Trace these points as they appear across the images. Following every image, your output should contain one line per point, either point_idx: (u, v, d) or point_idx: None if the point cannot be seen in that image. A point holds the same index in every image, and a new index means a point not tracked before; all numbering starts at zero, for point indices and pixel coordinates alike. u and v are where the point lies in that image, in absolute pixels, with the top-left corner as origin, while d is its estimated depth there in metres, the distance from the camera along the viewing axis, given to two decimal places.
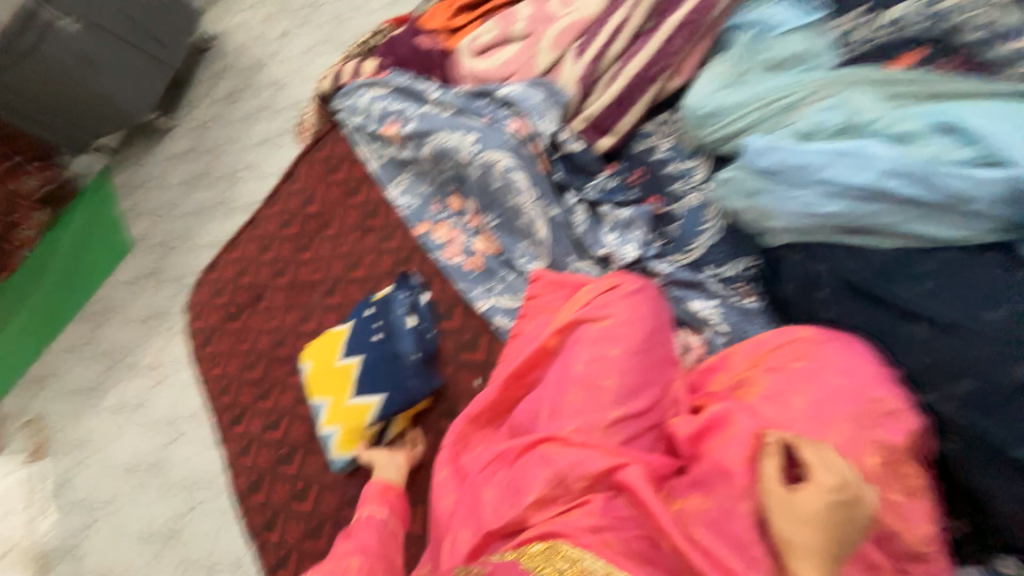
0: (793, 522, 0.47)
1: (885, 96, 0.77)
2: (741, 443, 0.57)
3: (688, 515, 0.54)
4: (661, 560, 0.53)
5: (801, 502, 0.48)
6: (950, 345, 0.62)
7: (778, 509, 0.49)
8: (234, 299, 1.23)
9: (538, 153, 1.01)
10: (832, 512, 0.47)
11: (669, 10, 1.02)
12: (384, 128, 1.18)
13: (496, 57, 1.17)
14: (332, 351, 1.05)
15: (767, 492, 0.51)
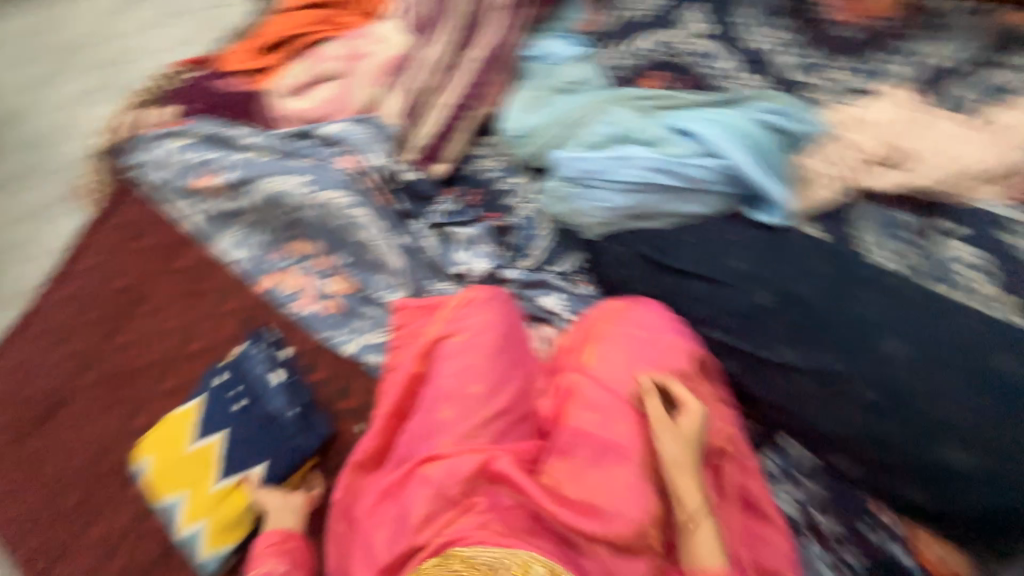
0: (678, 443, 0.63)
1: (641, 109, 0.97)
2: (588, 409, 0.69)
3: (558, 483, 0.64)
4: (542, 528, 0.60)
5: (686, 426, 0.64)
6: (720, 295, 0.77)
7: (668, 435, 0.64)
8: (24, 413, 0.98)
9: (375, 187, 1.04)
10: (699, 428, 0.65)
11: (471, 44, 1.14)
12: (198, 180, 1.09)
13: (314, 96, 1.16)
14: (178, 436, 0.89)
15: (661, 426, 0.64)
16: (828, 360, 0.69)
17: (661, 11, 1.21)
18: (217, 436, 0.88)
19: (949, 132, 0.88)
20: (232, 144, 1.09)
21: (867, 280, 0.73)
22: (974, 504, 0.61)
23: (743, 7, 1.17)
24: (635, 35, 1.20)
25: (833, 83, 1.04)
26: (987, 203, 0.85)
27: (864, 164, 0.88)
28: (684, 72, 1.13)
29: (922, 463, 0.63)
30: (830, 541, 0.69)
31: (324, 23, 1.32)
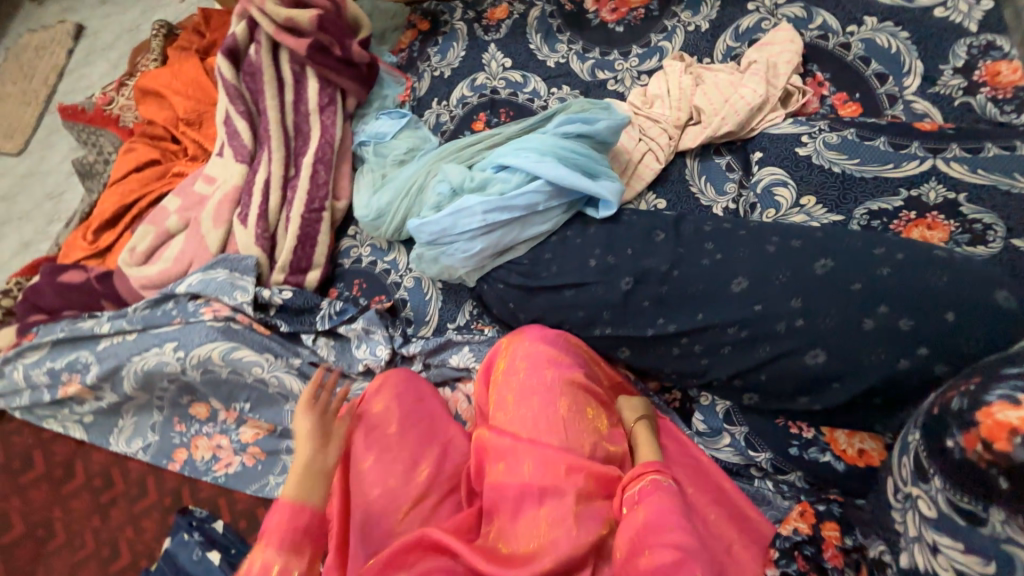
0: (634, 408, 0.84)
1: (465, 159, 1.03)
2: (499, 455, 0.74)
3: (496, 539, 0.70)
4: None
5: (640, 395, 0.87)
6: (589, 293, 0.84)
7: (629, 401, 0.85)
8: None
9: (251, 321, 1.01)
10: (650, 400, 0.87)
11: (301, 152, 1.18)
12: (65, 388, 1.01)
13: (165, 254, 1.15)
14: None
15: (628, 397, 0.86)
16: (693, 315, 0.75)
17: (463, 60, 1.31)
18: None
19: (724, 80, 1.06)
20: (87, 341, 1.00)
21: (698, 236, 0.81)
22: (843, 397, 0.64)
23: (529, 33, 1.29)
24: (449, 89, 1.30)
25: (625, 73, 1.18)
26: (775, 123, 1.00)
27: (677, 127, 1.06)
28: (503, 107, 1.24)
29: (788, 372, 0.68)
30: (768, 471, 0.77)
31: (156, 180, 1.31)
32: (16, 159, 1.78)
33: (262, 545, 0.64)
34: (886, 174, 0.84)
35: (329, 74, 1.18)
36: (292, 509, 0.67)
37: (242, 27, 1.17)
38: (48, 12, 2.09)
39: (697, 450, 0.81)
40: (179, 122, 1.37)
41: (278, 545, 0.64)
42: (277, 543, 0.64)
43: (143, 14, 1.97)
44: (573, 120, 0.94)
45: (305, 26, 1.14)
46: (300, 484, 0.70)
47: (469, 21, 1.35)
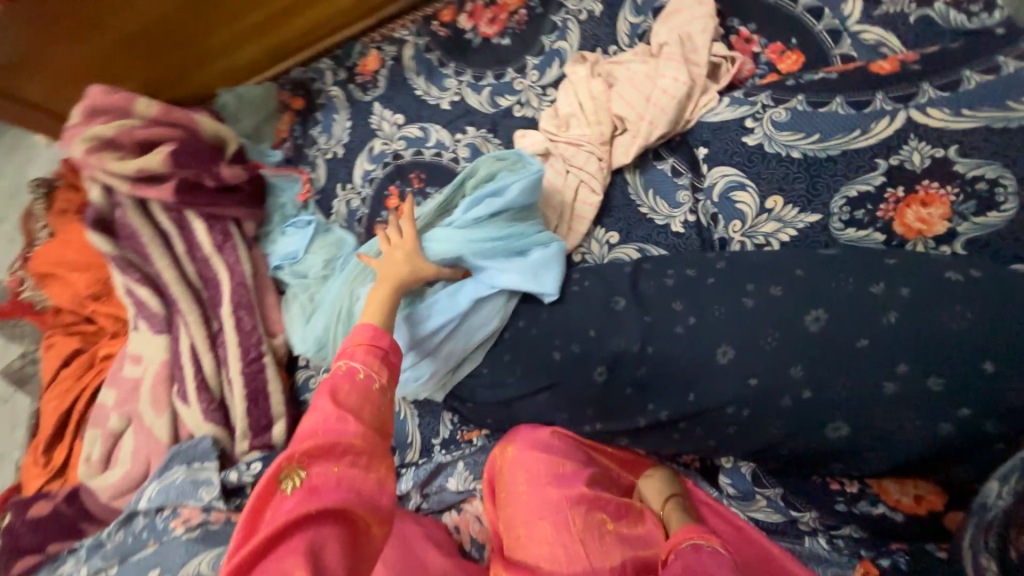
0: (657, 490, 0.76)
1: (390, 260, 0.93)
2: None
3: None
4: None
5: (664, 470, 0.79)
6: (565, 392, 0.74)
7: (651, 482, 0.77)
8: None
9: (228, 514, 0.91)
10: (674, 472, 0.78)
11: (217, 302, 1.06)
12: None
13: (121, 457, 1.06)
14: None
15: (652, 474, 0.78)
16: (683, 397, 0.65)
17: (352, 132, 1.16)
18: None
19: (640, 72, 0.89)
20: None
21: (661, 296, 0.69)
22: (882, 462, 0.55)
23: (411, 77, 1.12)
24: (349, 168, 1.15)
25: (528, 92, 1.03)
26: (713, 108, 0.84)
27: (605, 144, 0.91)
28: (412, 171, 1.10)
29: (807, 446, 0.58)
30: (817, 529, 0.68)
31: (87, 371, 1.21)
32: None
33: (346, 357, 0.63)
34: (853, 146, 0.70)
35: (212, 211, 1.04)
36: (373, 330, 0.65)
37: (97, 193, 1.02)
38: None
39: (733, 516, 0.72)
40: (85, 300, 1.24)
41: (362, 358, 0.63)
42: (362, 357, 0.63)
43: (19, 172, 1.81)
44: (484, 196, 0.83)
45: (161, 170, 0.99)
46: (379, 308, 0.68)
47: (343, 83, 1.18)
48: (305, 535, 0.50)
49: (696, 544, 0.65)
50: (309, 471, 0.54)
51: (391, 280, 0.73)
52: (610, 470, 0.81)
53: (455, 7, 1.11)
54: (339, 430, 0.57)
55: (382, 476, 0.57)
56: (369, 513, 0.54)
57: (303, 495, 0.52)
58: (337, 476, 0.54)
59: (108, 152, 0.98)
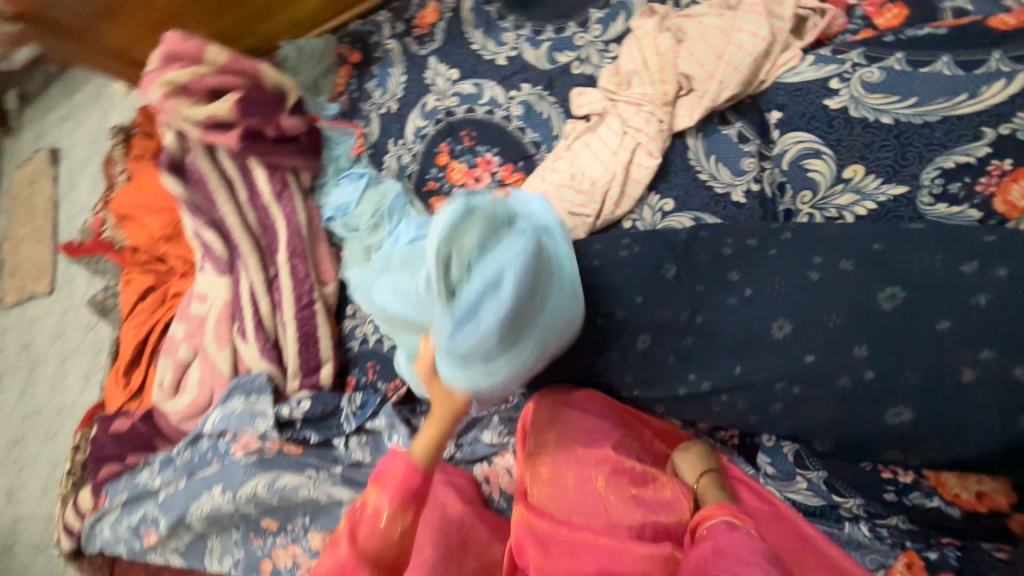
0: (690, 464, 0.75)
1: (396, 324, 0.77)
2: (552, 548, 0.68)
3: None
4: None
5: (699, 447, 0.77)
6: (606, 356, 0.72)
7: (685, 458, 0.76)
8: None
9: (281, 443, 1.00)
10: (709, 450, 0.77)
11: (274, 249, 1.12)
12: (147, 538, 1.07)
13: (188, 384, 1.17)
14: None
15: (686, 451, 0.77)
16: (728, 368, 0.63)
17: (406, 87, 1.15)
18: None
19: (714, 26, 0.83)
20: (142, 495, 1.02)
21: (715, 265, 0.66)
22: (946, 455, 0.52)
23: (468, 31, 1.10)
24: (402, 124, 1.16)
25: (588, 48, 0.98)
26: (792, 68, 0.78)
27: (666, 105, 0.86)
28: (463, 129, 1.09)
29: (868, 433, 0.54)
30: (862, 516, 0.66)
31: (160, 305, 1.32)
32: (51, 298, 1.92)
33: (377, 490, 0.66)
34: (960, 110, 0.63)
35: (274, 160, 1.08)
36: (407, 465, 0.67)
37: (170, 137, 1.08)
38: (24, 143, 2.14)
39: (769, 494, 0.71)
40: (158, 241, 1.34)
41: (392, 495, 0.65)
42: (391, 494, 0.65)
43: (102, 120, 1.96)
44: (463, 323, 0.56)
45: (229, 117, 1.03)
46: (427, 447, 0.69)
47: (400, 36, 1.17)
48: None
49: (731, 522, 0.64)
50: None
51: (440, 415, 0.70)
52: (644, 438, 0.81)
53: None
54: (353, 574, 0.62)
55: None
56: None
57: None
58: None
59: (183, 97, 1.02)
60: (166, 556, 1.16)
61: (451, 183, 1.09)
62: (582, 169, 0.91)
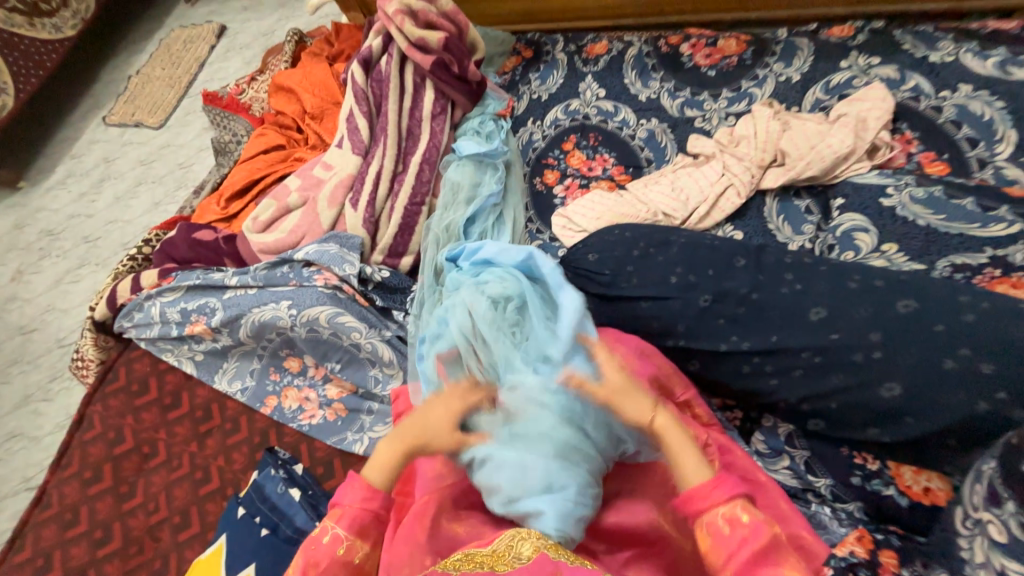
0: (624, 390, 0.70)
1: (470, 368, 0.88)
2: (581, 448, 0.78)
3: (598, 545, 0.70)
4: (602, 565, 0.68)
5: (615, 373, 0.73)
6: (671, 305, 0.89)
7: (617, 387, 0.71)
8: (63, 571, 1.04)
9: (354, 291, 1.15)
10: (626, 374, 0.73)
11: (410, 152, 1.33)
12: (191, 326, 1.19)
13: (283, 226, 1.31)
14: None
15: (614, 376, 0.72)
16: (767, 336, 0.81)
17: (560, 87, 1.44)
18: (244, 567, 0.89)
19: (814, 128, 1.11)
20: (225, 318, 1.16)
21: (778, 266, 0.86)
22: (917, 433, 0.70)
23: (625, 69, 1.39)
24: (545, 110, 1.42)
25: (713, 113, 1.28)
26: (860, 173, 1.05)
27: (761, 167, 1.12)
28: (593, 131, 1.35)
29: (861, 403, 0.73)
30: (827, 497, 0.81)
31: (279, 162, 1.50)
32: (156, 133, 2.11)
33: (336, 515, 0.70)
34: (974, 233, 0.89)
35: (444, 88, 1.35)
36: (368, 492, 0.70)
37: (377, 42, 1.37)
38: (197, 14, 2.42)
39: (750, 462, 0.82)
40: (305, 116, 1.57)
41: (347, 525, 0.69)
42: (348, 522, 0.69)
43: (276, 22, 2.25)
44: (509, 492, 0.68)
45: (433, 45, 1.32)
46: (384, 473, 0.71)
47: (570, 53, 1.47)
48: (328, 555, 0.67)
49: (734, 512, 0.61)
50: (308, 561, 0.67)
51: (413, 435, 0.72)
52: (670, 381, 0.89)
53: (681, 35, 1.38)
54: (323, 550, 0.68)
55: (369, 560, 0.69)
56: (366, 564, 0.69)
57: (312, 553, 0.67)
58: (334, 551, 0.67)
59: (408, 18, 1.32)
60: (183, 358, 1.23)
61: (567, 164, 1.32)
62: (682, 186, 1.15)
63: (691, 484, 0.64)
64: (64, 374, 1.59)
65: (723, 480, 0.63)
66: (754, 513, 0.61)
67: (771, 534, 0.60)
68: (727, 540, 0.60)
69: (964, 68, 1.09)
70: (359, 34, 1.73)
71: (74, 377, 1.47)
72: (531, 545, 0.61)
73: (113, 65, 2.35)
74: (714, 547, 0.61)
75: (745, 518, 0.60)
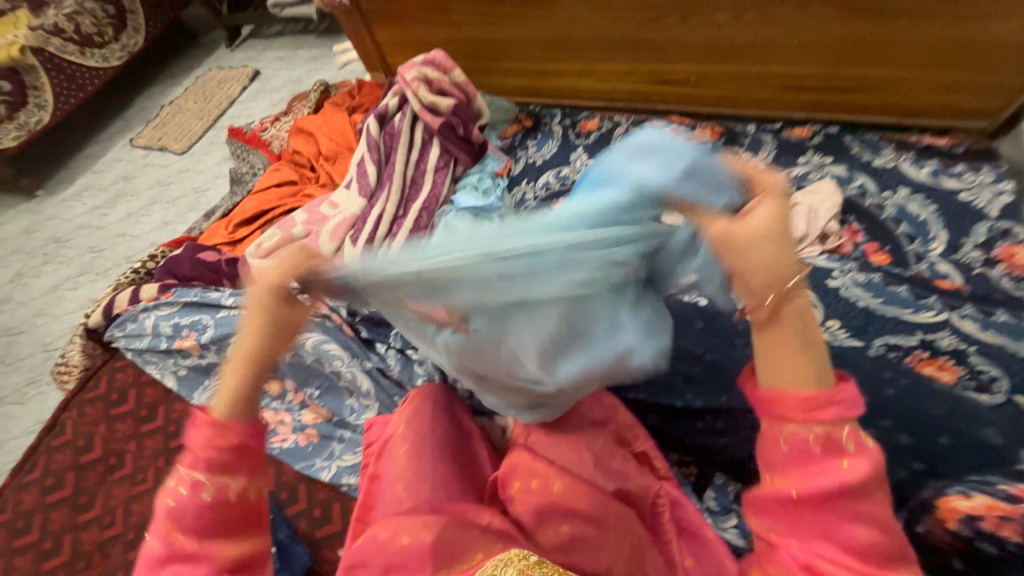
0: (774, 247, 0.48)
1: None
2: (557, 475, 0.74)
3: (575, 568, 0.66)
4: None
5: (764, 219, 0.48)
6: None
7: (754, 240, 0.48)
8: None
9: (341, 321, 1.21)
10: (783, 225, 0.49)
11: (412, 199, 1.45)
12: (181, 340, 1.24)
13: (284, 255, 1.39)
14: None
15: (764, 226, 0.48)
16: (718, 395, 0.88)
17: (554, 154, 1.59)
18: None
19: None
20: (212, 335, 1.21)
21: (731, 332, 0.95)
22: None
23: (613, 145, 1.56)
24: (538, 173, 1.57)
25: None
26: (811, 254, 1.17)
27: None
28: None
29: None
30: None
31: (289, 195, 1.61)
32: (178, 158, 2.25)
33: (189, 462, 0.55)
34: (906, 317, 0.99)
35: (448, 145, 1.49)
36: (212, 426, 0.55)
37: (394, 100, 1.54)
38: (235, 58, 2.65)
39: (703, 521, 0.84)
40: (320, 156, 1.71)
41: (205, 465, 0.54)
42: (203, 462, 0.54)
43: (306, 72, 2.45)
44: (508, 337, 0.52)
45: (442, 108, 1.48)
46: (231, 401, 0.56)
47: (565, 126, 1.65)
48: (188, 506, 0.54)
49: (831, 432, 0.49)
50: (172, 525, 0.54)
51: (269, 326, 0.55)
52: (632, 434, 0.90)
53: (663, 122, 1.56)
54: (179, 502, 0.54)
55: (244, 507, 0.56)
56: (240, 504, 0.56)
57: (171, 511, 0.54)
58: (191, 502, 0.54)
59: (423, 84, 1.50)
60: (165, 371, 1.27)
61: None
62: None
63: (784, 387, 0.50)
64: (43, 378, 1.60)
65: (841, 395, 0.49)
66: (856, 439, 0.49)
67: (872, 458, 0.49)
68: (814, 466, 0.49)
69: (901, 174, 1.25)
70: (379, 91, 1.92)
71: (55, 382, 1.49)
72: (515, 568, 0.59)
73: (149, 95, 2.54)
74: (789, 460, 0.50)
75: (850, 446, 0.49)
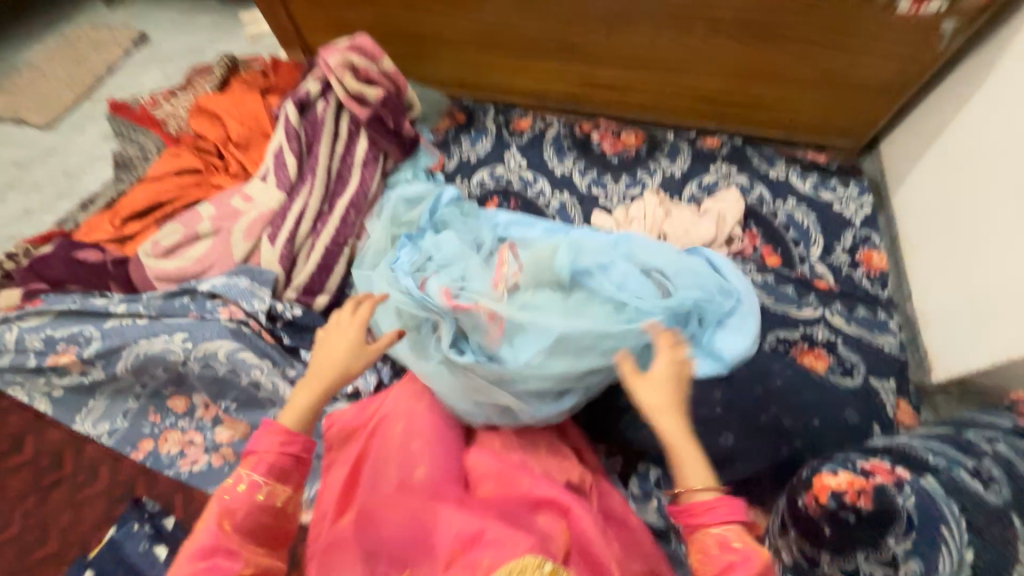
0: (653, 392, 0.75)
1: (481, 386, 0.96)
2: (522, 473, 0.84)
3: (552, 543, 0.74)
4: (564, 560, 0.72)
5: (656, 372, 0.76)
6: None
7: (645, 388, 0.75)
8: None
9: (261, 328, 1.12)
10: (672, 372, 0.77)
11: (338, 194, 1.35)
12: (56, 357, 1.07)
13: (187, 254, 1.24)
14: None
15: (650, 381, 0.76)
16: None
17: (487, 153, 1.59)
18: None
19: (686, 218, 1.36)
20: (100, 349, 1.07)
21: None
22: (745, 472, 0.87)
23: (544, 146, 1.59)
24: (472, 172, 1.55)
25: (613, 193, 1.50)
26: None
27: None
28: (514, 196, 1.51)
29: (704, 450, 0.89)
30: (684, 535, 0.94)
31: (192, 185, 1.43)
32: (40, 134, 1.89)
33: (250, 464, 0.70)
34: (793, 313, 1.14)
35: (377, 138, 1.41)
36: (282, 437, 0.72)
37: (315, 87, 1.43)
38: (114, 17, 2.26)
39: (625, 510, 0.90)
40: (229, 142, 1.53)
41: (263, 471, 0.70)
42: (263, 470, 0.70)
43: (207, 41, 2.15)
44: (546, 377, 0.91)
45: (371, 100, 1.40)
46: (298, 416, 0.76)
47: (499, 124, 1.65)
48: (245, 505, 0.68)
49: (727, 537, 0.64)
50: (224, 521, 0.67)
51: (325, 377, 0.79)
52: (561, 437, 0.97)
53: (593, 125, 1.62)
54: (235, 507, 0.68)
55: (284, 514, 0.71)
56: (284, 512, 0.70)
57: (228, 504, 0.68)
58: (246, 508, 0.68)
59: (348, 71, 1.40)
60: (36, 395, 1.11)
61: None
62: None
63: (693, 499, 0.68)
64: None
65: (727, 503, 0.67)
66: (747, 540, 0.64)
67: (765, 559, 0.63)
68: (719, 561, 0.64)
69: (790, 186, 1.43)
70: (297, 70, 1.74)
71: None
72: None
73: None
74: (703, 560, 0.65)
75: (738, 543, 0.64)
